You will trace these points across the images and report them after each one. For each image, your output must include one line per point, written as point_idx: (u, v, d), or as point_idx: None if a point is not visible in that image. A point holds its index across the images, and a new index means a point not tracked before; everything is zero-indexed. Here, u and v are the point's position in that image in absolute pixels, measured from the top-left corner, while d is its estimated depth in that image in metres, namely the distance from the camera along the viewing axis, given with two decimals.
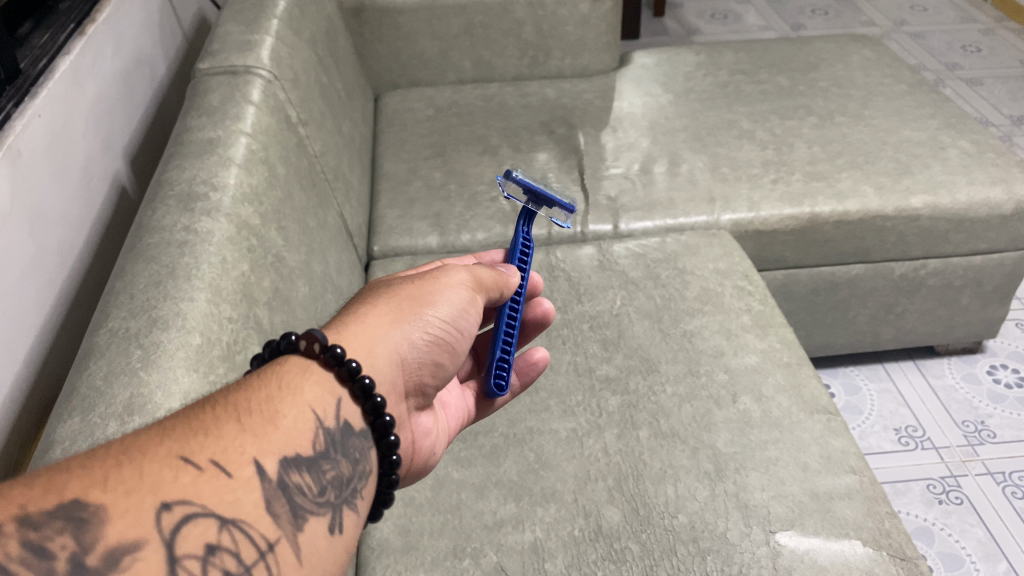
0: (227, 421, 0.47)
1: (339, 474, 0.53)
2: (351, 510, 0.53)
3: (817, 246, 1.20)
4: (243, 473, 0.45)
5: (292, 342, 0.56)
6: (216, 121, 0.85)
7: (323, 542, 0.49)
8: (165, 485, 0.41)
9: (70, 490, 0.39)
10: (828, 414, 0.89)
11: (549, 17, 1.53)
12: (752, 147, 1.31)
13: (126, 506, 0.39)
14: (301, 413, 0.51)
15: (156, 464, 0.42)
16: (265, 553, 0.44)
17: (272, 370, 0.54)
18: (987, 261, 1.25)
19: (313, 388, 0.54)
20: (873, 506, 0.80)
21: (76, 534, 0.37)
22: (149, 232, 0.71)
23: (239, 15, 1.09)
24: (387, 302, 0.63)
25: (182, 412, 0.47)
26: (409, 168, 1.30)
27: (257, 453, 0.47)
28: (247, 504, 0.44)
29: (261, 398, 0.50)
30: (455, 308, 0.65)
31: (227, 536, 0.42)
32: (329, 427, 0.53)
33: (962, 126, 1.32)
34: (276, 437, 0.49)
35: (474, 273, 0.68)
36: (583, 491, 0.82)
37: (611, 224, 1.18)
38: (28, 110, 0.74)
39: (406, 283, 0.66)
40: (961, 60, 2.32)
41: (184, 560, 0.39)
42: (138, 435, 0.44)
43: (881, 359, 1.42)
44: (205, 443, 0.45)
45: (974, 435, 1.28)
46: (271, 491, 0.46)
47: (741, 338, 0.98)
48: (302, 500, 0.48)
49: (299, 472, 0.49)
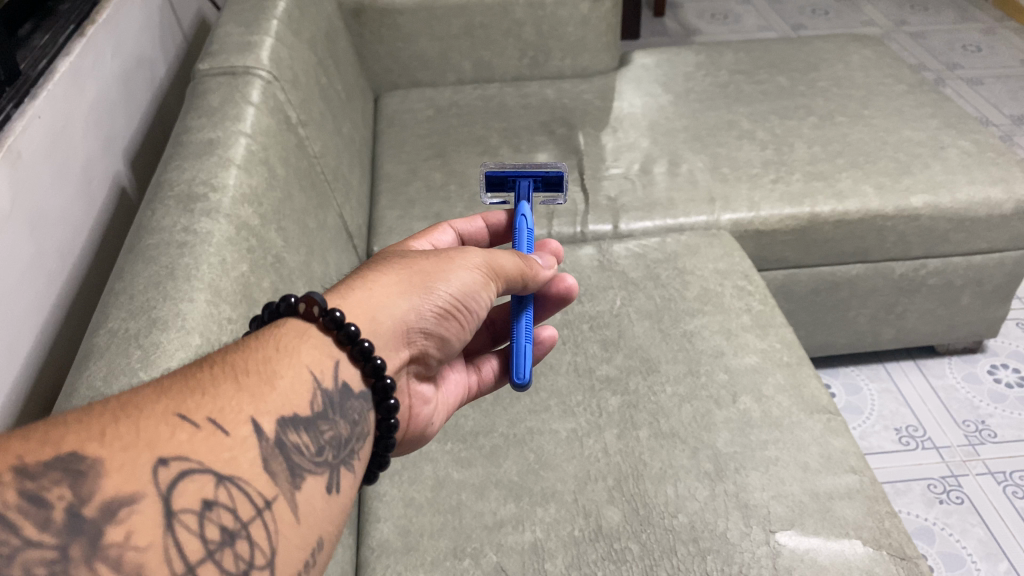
0: (223, 381, 0.47)
1: (337, 435, 0.53)
2: (348, 472, 0.53)
3: (817, 246, 1.20)
4: (240, 432, 0.45)
5: (292, 304, 0.56)
6: (215, 121, 0.85)
7: (321, 502, 0.49)
8: (162, 441, 0.41)
9: (67, 443, 0.38)
10: (828, 414, 0.89)
11: (550, 17, 1.53)
12: (753, 147, 1.31)
13: (123, 460, 0.39)
14: (298, 375, 0.52)
15: (153, 421, 0.42)
16: (263, 509, 0.44)
17: (269, 333, 0.54)
18: (988, 260, 1.25)
19: (311, 351, 0.54)
20: (873, 506, 0.80)
21: (74, 486, 0.37)
22: (148, 232, 0.71)
23: (239, 16, 1.09)
24: (399, 273, 0.63)
25: (178, 372, 0.47)
26: (409, 169, 1.31)
27: (254, 413, 0.47)
28: (244, 462, 0.45)
29: (258, 359, 0.51)
30: (465, 290, 0.64)
31: (224, 491, 0.42)
32: (327, 389, 0.53)
33: (963, 126, 1.32)
34: (273, 397, 0.49)
35: (496, 259, 0.66)
36: (583, 491, 0.82)
37: (611, 225, 1.18)
38: (28, 111, 0.75)
39: (423, 257, 0.65)
40: (962, 59, 2.32)
41: (181, 513, 0.39)
42: (135, 393, 0.44)
43: (882, 359, 1.42)
44: (201, 402, 0.45)
45: (975, 435, 1.28)
46: (268, 449, 0.46)
47: (741, 338, 0.98)
48: (299, 459, 0.48)
49: (296, 432, 0.49)
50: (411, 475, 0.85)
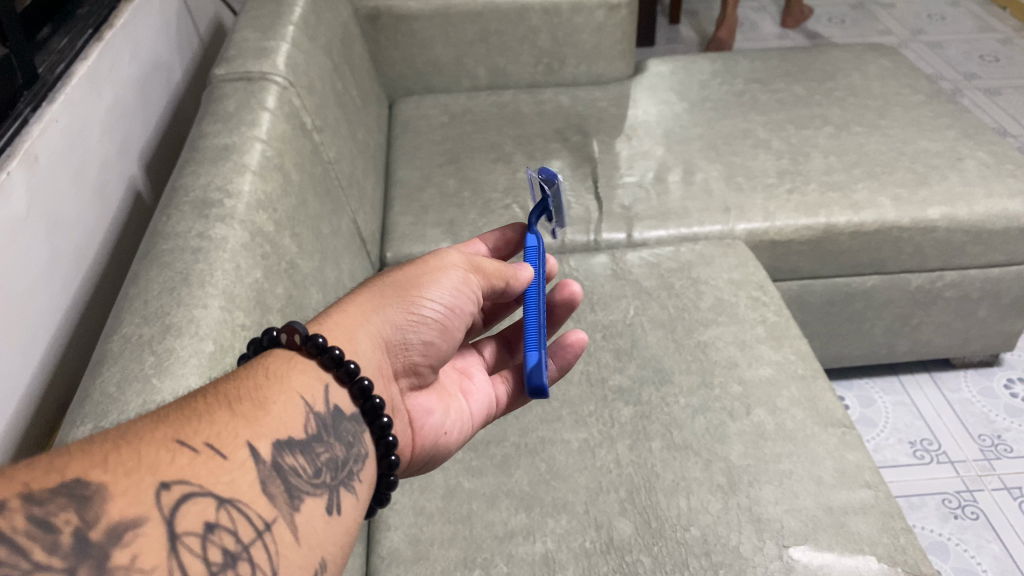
0: (218, 408, 0.47)
1: (333, 456, 0.53)
2: (348, 492, 0.52)
3: (832, 257, 1.19)
4: (238, 456, 0.45)
5: (275, 337, 0.56)
6: (232, 126, 0.85)
7: (322, 522, 0.49)
8: (163, 466, 0.41)
9: (71, 470, 0.38)
10: (844, 427, 0.88)
11: (565, 24, 1.52)
12: (768, 156, 1.30)
13: (127, 485, 0.39)
14: (289, 400, 0.51)
15: (152, 448, 0.42)
16: (263, 531, 0.44)
17: (257, 362, 0.54)
18: (1005, 273, 1.24)
19: (300, 376, 0.54)
20: (888, 522, 0.79)
21: (80, 510, 0.37)
22: (164, 238, 0.71)
23: (256, 21, 1.09)
24: (373, 288, 0.64)
25: (173, 403, 0.47)
26: (423, 174, 1.31)
27: (250, 437, 0.47)
28: (243, 485, 0.44)
29: (249, 386, 0.51)
30: (442, 286, 0.65)
31: (225, 514, 0.42)
32: (319, 412, 0.53)
33: (980, 137, 1.31)
34: (267, 422, 0.49)
35: (471, 259, 0.68)
36: (595, 502, 0.81)
37: (624, 233, 1.18)
38: (45, 115, 0.75)
39: (396, 270, 0.66)
40: (980, 69, 2.30)
41: (185, 536, 0.39)
42: (132, 424, 0.44)
43: (897, 371, 1.41)
44: (198, 428, 0.45)
45: (991, 450, 1.27)
46: (265, 472, 0.46)
47: (756, 350, 0.97)
48: (297, 480, 0.48)
49: (292, 455, 0.49)
50: (421, 483, 0.85)
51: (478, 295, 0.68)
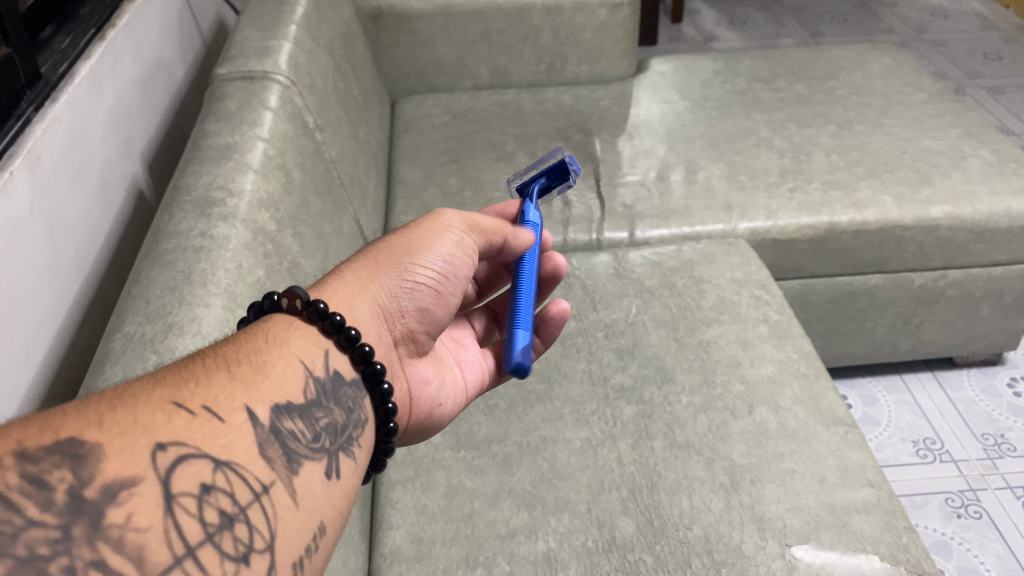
0: (216, 372, 0.48)
1: (332, 421, 0.53)
2: (347, 458, 0.53)
3: (835, 256, 1.19)
4: (235, 419, 0.45)
5: (275, 301, 0.56)
6: (234, 126, 0.85)
7: (320, 487, 0.49)
8: (159, 428, 0.41)
9: (66, 429, 0.38)
10: (846, 426, 0.88)
11: (567, 24, 1.52)
12: (771, 155, 1.29)
13: (122, 445, 0.39)
14: (288, 365, 0.52)
15: (148, 409, 0.42)
16: (260, 494, 0.44)
17: (257, 327, 0.54)
18: (1008, 272, 1.23)
19: (299, 342, 0.54)
20: (891, 520, 0.79)
21: (75, 469, 0.37)
22: (166, 237, 0.71)
23: (258, 20, 1.09)
24: (369, 254, 0.65)
25: (171, 365, 0.47)
26: (425, 174, 1.31)
27: (248, 401, 0.47)
28: (241, 448, 0.44)
29: (248, 350, 0.51)
30: (435, 250, 0.65)
31: (222, 476, 0.42)
32: (318, 377, 0.53)
33: (984, 135, 1.30)
34: (265, 386, 0.49)
35: (465, 221, 0.68)
36: (596, 501, 0.81)
37: (626, 232, 1.18)
38: (47, 114, 0.75)
39: (392, 237, 0.67)
40: (983, 68, 2.30)
41: (181, 496, 0.39)
42: (129, 385, 0.44)
43: (900, 370, 1.41)
44: (195, 391, 0.45)
45: (994, 449, 1.26)
46: (263, 435, 0.46)
47: (758, 348, 0.97)
48: (295, 444, 0.48)
49: (291, 419, 0.49)
50: (424, 482, 0.85)
51: (472, 259, 0.68)
